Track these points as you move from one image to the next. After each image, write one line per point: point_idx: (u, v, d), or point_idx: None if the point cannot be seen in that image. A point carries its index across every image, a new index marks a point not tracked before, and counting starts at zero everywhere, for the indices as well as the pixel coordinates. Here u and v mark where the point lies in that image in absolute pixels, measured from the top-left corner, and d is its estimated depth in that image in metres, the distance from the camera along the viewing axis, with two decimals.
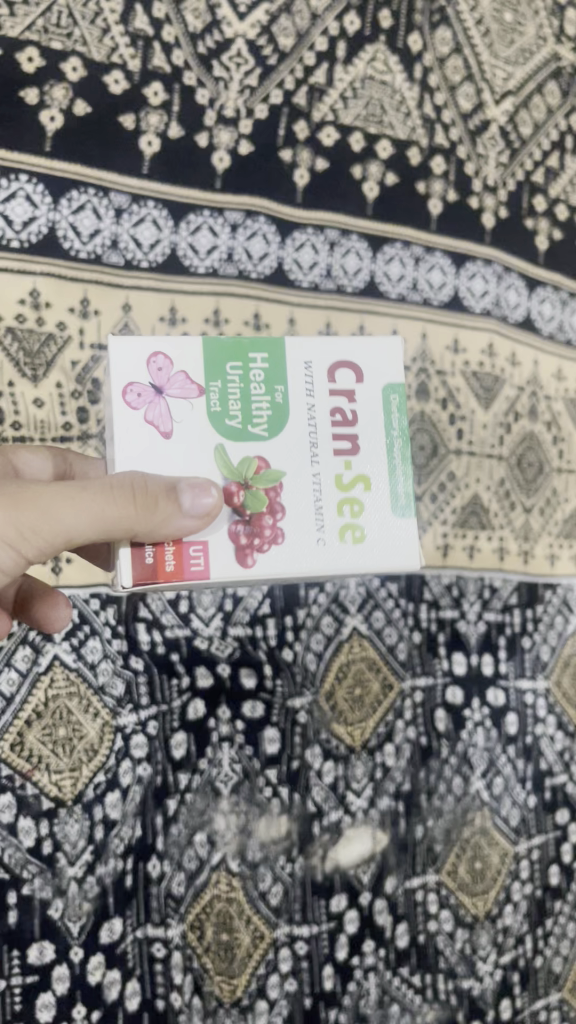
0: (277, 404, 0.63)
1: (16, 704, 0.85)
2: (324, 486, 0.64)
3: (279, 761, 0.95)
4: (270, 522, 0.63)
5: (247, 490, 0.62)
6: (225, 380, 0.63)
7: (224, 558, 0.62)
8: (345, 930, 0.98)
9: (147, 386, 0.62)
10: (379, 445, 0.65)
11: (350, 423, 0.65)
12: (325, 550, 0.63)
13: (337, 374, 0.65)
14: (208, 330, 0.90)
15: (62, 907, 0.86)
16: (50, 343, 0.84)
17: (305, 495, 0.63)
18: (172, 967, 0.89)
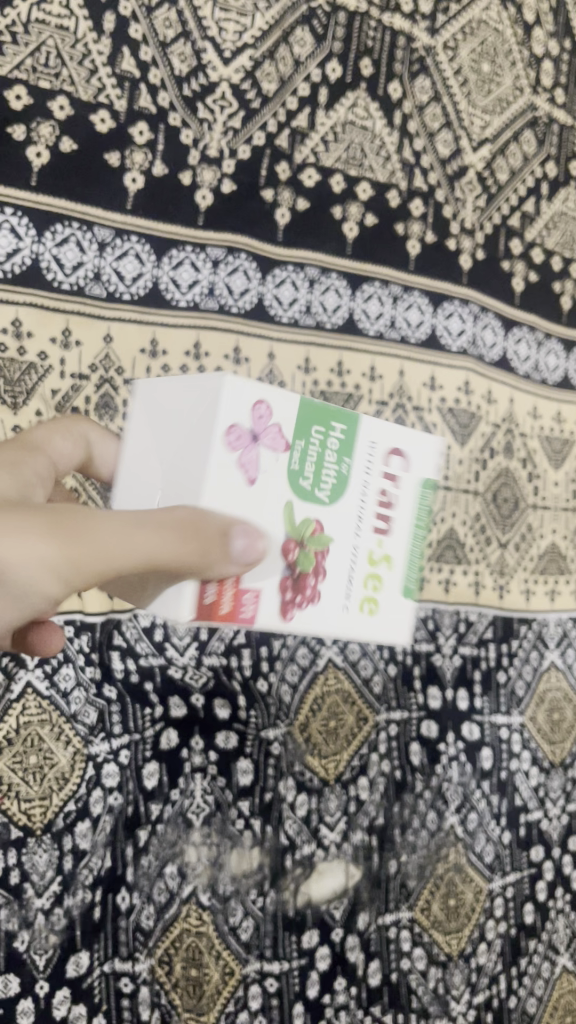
0: (339, 477, 0.58)
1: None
2: (355, 559, 0.59)
3: (252, 792, 0.95)
4: (313, 582, 0.58)
5: (301, 550, 0.57)
6: (308, 441, 0.57)
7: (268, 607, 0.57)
8: (317, 967, 0.96)
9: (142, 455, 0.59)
10: (400, 548, 0.61)
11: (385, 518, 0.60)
12: (347, 617, 0.59)
13: (389, 473, 0.60)
14: (188, 365, 0.92)
15: (29, 939, 0.84)
16: (30, 372, 0.85)
17: (341, 572, 0.59)
18: (139, 1002, 0.88)
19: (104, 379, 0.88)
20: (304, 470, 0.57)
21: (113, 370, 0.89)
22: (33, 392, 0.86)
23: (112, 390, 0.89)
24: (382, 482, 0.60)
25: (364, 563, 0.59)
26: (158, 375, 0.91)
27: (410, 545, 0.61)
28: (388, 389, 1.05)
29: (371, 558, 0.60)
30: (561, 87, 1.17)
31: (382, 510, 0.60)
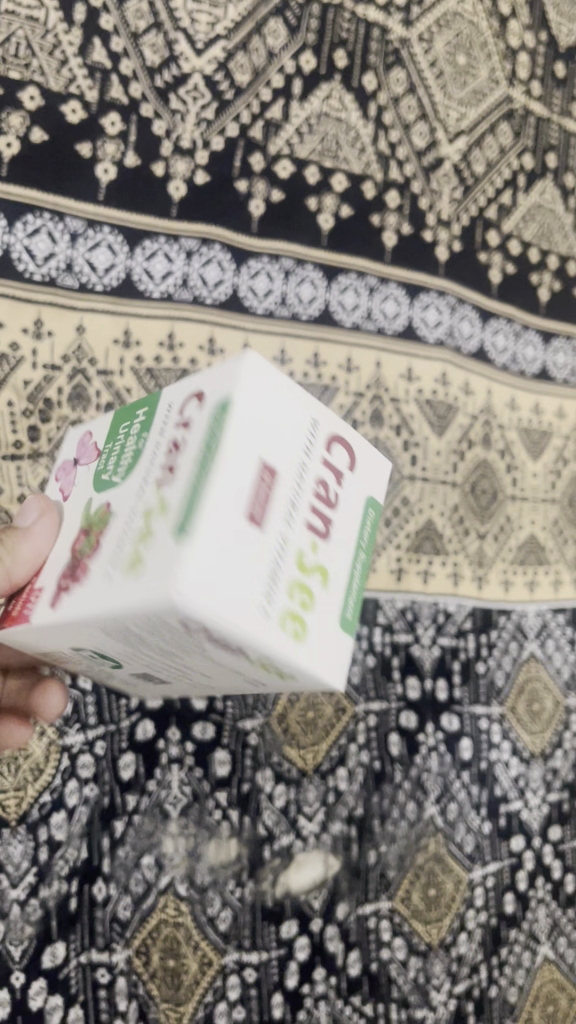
0: (134, 455, 0.55)
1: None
2: (130, 519, 0.51)
3: (229, 783, 0.95)
4: (81, 567, 0.54)
5: (86, 536, 0.55)
6: (116, 442, 0.58)
7: (43, 609, 0.55)
8: (296, 957, 0.97)
9: (70, 465, 0.64)
10: (185, 474, 0.48)
11: (176, 449, 0.50)
12: (105, 582, 0.50)
13: (185, 405, 0.53)
14: (163, 355, 0.92)
15: (4, 930, 0.84)
16: (3, 363, 0.85)
17: (115, 536, 0.51)
18: (117, 993, 0.88)
19: (78, 369, 0.88)
20: (108, 469, 0.57)
21: (86, 361, 0.89)
22: (6, 383, 0.86)
23: (86, 381, 0.89)
24: (173, 433, 0.52)
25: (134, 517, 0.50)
26: (132, 366, 0.91)
27: (196, 473, 0.47)
28: (365, 380, 1.05)
29: (142, 517, 0.50)
30: (537, 80, 1.18)
31: (167, 452, 0.51)
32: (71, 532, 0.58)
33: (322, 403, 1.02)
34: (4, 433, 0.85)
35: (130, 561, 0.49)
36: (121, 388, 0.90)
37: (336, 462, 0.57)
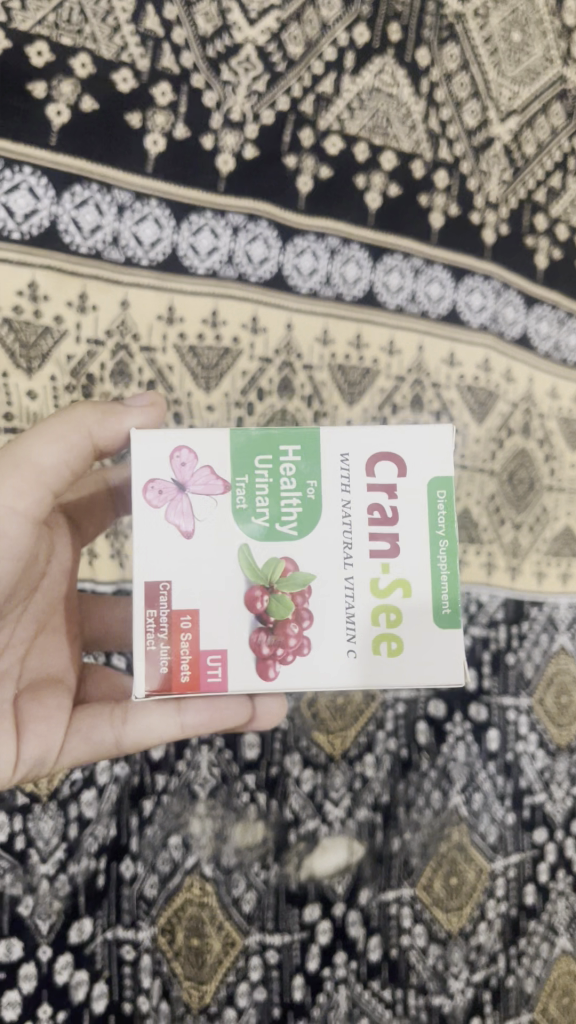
0: (308, 500, 0.61)
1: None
2: (358, 592, 0.61)
3: (257, 766, 0.95)
4: (296, 630, 0.60)
5: (272, 595, 0.60)
6: (253, 476, 0.61)
7: (243, 669, 0.61)
8: (317, 940, 0.97)
9: (168, 483, 0.60)
10: (419, 546, 0.61)
11: (390, 522, 0.61)
12: (356, 661, 0.61)
13: (377, 467, 0.61)
14: (206, 332, 0.90)
15: (33, 904, 0.86)
16: (47, 335, 0.85)
17: (336, 601, 0.61)
18: (141, 970, 0.89)
19: (121, 345, 0.87)
20: (256, 508, 0.60)
21: (129, 337, 0.87)
22: (49, 358, 0.85)
23: (128, 357, 0.87)
24: (371, 501, 0.61)
25: (370, 591, 0.61)
26: (174, 342, 0.89)
27: (432, 546, 0.61)
28: (406, 364, 1.03)
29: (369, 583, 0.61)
30: None
31: (378, 522, 0.61)
32: (229, 587, 0.60)
33: (362, 386, 1.00)
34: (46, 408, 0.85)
35: (368, 610, 0.61)
36: (163, 365, 0.89)
37: (383, 480, 0.61)
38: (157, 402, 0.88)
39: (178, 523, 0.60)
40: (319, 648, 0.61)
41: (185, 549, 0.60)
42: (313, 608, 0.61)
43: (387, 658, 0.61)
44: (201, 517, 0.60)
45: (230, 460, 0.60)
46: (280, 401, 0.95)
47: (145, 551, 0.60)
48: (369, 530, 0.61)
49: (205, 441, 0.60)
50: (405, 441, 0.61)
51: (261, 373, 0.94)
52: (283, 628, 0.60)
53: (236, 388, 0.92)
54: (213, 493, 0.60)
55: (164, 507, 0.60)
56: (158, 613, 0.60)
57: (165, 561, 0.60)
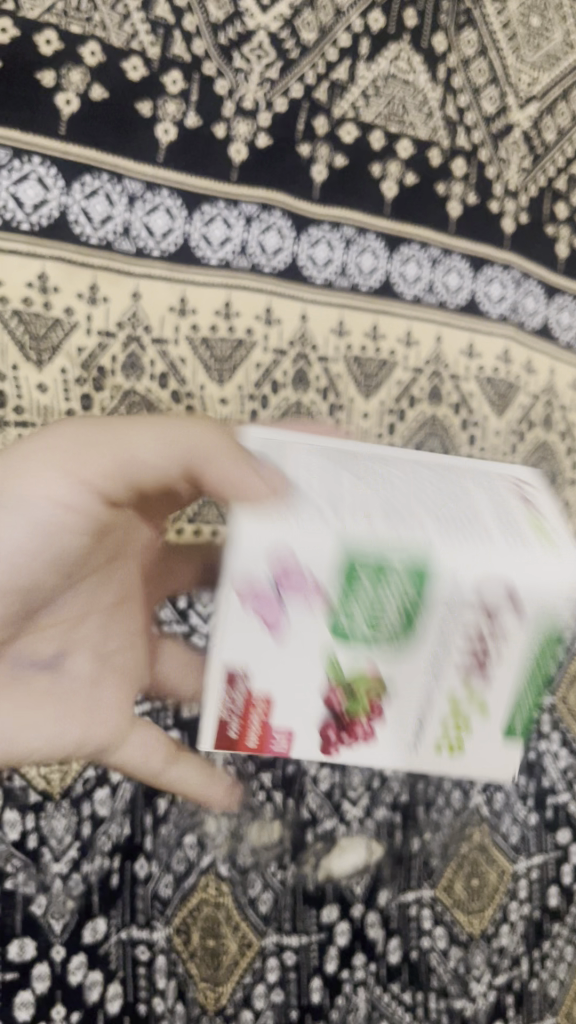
0: (410, 626, 0.54)
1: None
2: (437, 702, 0.57)
3: (274, 764, 0.94)
4: (365, 725, 0.59)
5: (349, 698, 0.57)
6: (353, 592, 0.53)
7: (308, 747, 0.60)
8: (336, 942, 0.95)
9: (264, 584, 0.54)
10: (506, 679, 0.57)
11: (488, 657, 0.56)
12: (415, 756, 0.60)
13: (494, 592, 0.53)
14: (218, 324, 0.89)
15: (46, 904, 0.85)
16: (57, 326, 0.84)
17: (411, 703, 0.57)
18: (156, 971, 0.87)
19: (132, 337, 0.86)
20: (349, 619, 0.55)
21: (141, 329, 0.86)
22: (60, 350, 0.84)
23: (140, 351, 0.87)
24: (476, 632, 0.55)
25: (448, 702, 0.57)
26: (187, 334, 0.88)
27: (522, 673, 0.57)
28: (424, 356, 1.02)
29: (447, 703, 0.57)
30: None
31: (472, 659, 0.56)
32: (313, 680, 0.57)
33: (379, 379, 0.99)
34: (57, 401, 0.85)
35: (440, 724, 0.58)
36: (175, 358, 0.88)
37: (494, 620, 0.54)
38: (169, 396, 0.88)
39: (264, 616, 0.55)
40: (382, 740, 0.60)
41: (271, 641, 0.56)
42: (386, 702, 0.57)
43: (449, 755, 0.60)
44: (293, 617, 0.55)
45: (328, 571, 0.53)
46: (294, 395, 0.94)
47: (229, 635, 0.55)
48: (466, 656, 0.56)
49: (307, 533, 0.52)
50: (518, 564, 0.53)
51: (275, 366, 0.93)
52: (350, 726, 0.59)
53: (250, 381, 0.91)
54: (309, 598, 0.54)
55: (251, 600, 0.54)
56: (237, 692, 0.57)
57: (244, 646, 0.56)
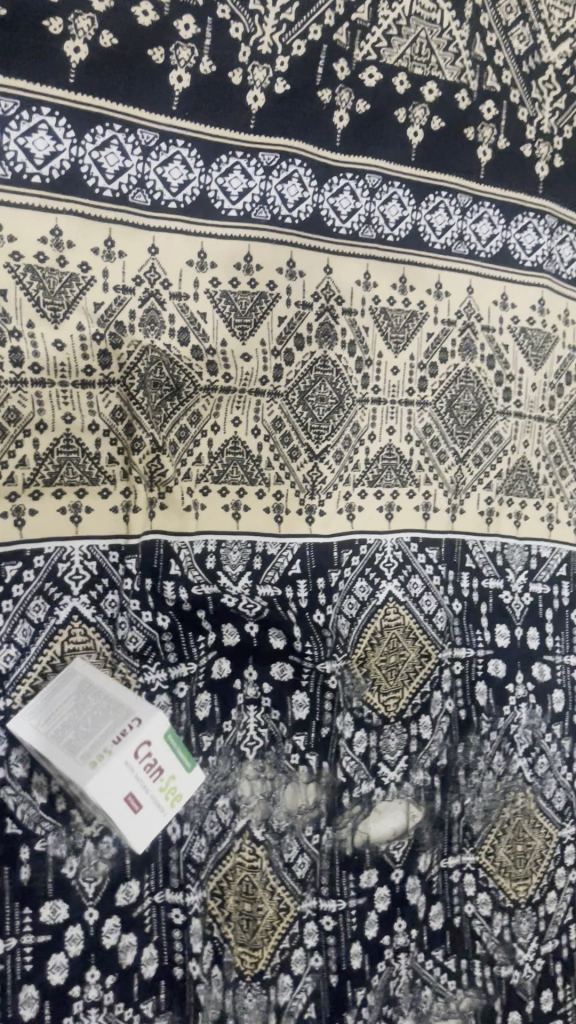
0: None
1: (24, 662, 0.77)
2: None
3: (308, 727, 0.92)
4: None
5: None
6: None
7: None
8: (375, 907, 0.94)
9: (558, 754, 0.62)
10: None
11: None
12: None
13: None
14: (239, 277, 0.86)
15: (77, 866, 0.80)
16: (72, 282, 0.77)
17: None
18: (191, 933, 0.84)
19: (150, 291, 0.81)
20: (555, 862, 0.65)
21: (159, 283, 0.82)
22: (75, 305, 0.78)
23: (158, 305, 0.82)
24: None
25: None
26: (206, 288, 0.84)
27: None
28: (455, 307, 0.99)
29: None
30: None
31: None
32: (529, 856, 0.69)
33: (408, 331, 0.96)
34: (74, 355, 0.78)
35: None
36: (195, 312, 0.84)
37: None
38: (190, 350, 0.84)
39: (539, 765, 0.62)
40: None
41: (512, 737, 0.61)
42: None
43: None
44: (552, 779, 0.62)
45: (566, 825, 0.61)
46: (319, 348, 0.91)
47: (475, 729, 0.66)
48: None
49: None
50: None
51: (299, 319, 0.90)
52: None
53: (273, 334, 0.88)
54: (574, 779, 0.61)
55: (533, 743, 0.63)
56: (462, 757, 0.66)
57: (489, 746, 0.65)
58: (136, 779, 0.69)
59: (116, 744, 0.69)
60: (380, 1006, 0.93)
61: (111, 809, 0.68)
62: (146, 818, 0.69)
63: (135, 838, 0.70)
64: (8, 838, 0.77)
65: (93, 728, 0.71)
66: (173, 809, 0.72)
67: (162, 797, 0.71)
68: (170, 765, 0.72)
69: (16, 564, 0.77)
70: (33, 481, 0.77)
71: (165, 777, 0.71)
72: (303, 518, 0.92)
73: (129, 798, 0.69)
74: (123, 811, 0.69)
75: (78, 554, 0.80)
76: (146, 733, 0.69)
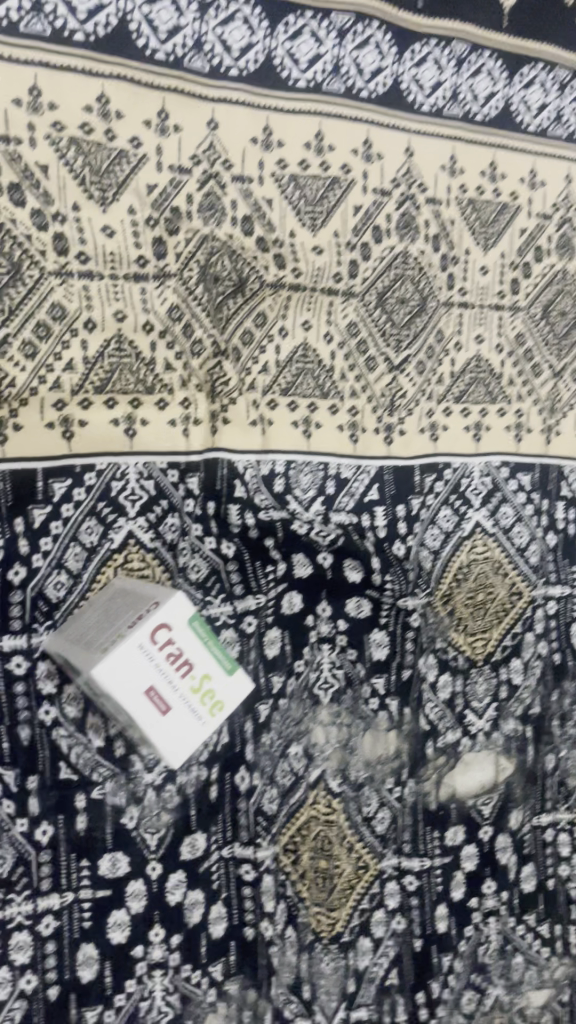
0: None
1: (76, 591, 0.69)
2: None
3: (388, 668, 0.82)
4: None
5: None
6: None
7: None
8: (462, 867, 0.85)
9: None
10: None
11: None
12: None
13: None
14: (309, 159, 0.75)
15: (138, 817, 0.72)
16: (122, 160, 0.68)
17: None
18: (262, 892, 0.76)
19: (209, 173, 0.72)
20: None
21: (219, 164, 0.72)
22: (125, 186, 0.68)
23: (219, 189, 0.72)
24: None
25: None
26: (273, 171, 0.74)
27: None
28: (553, 199, 0.87)
29: None
30: None
31: None
32: None
33: (498, 224, 0.85)
34: (125, 243, 0.69)
35: None
36: (260, 198, 0.74)
37: None
38: (255, 241, 0.74)
39: None
40: None
41: None
42: None
43: None
44: None
45: None
46: (399, 242, 0.80)
47: None
48: None
49: None
50: None
51: (377, 209, 0.79)
52: None
53: (348, 226, 0.78)
54: None
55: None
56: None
57: None
58: (158, 671, 0.60)
59: (129, 628, 0.60)
60: (469, 974, 0.84)
61: (129, 703, 0.59)
62: (174, 721, 0.60)
63: (165, 746, 0.60)
64: (62, 785, 0.70)
65: (110, 623, 0.63)
66: (213, 717, 0.61)
67: (195, 700, 0.61)
68: (200, 657, 0.61)
69: (66, 482, 0.69)
70: (82, 388, 0.69)
71: (197, 673, 0.61)
72: (381, 438, 0.81)
73: (150, 693, 0.59)
74: (147, 710, 0.60)
75: (135, 472, 0.71)
76: (162, 614, 0.60)
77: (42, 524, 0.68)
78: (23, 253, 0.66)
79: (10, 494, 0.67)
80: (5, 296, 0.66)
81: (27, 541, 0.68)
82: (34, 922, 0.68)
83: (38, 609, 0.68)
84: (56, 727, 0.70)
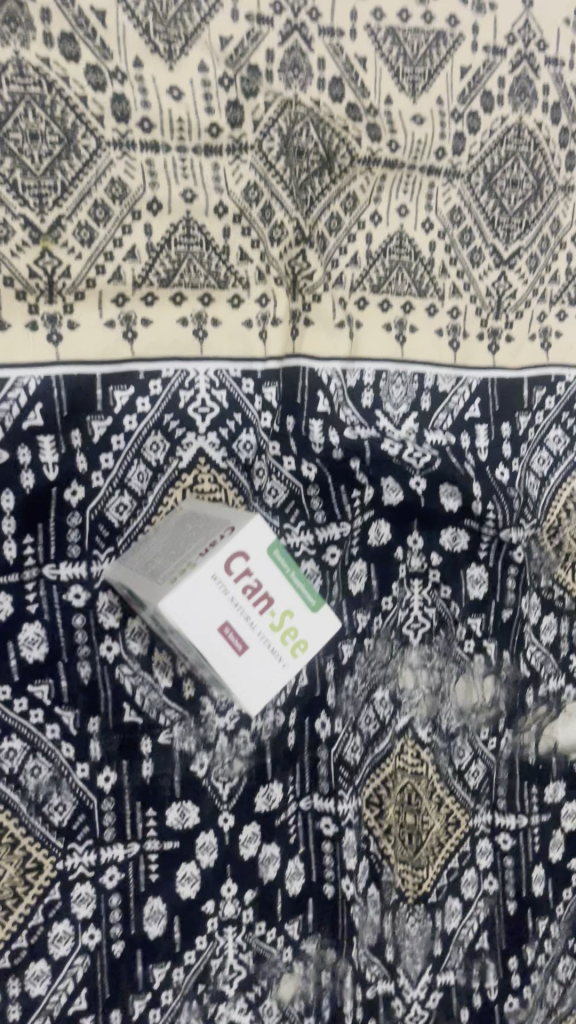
0: None
1: (140, 516, 0.62)
2: None
3: (486, 608, 0.73)
4: None
5: None
6: None
7: None
8: (562, 826, 0.76)
9: None
10: None
11: None
12: None
13: None
14: (410, 9, 0.64)
15: (209, 765, 0.66)
16: (192, 8, 0.58)
17: None
18: (344, 849, 0.69)
19: (293, 25, 0.61)
20: None
21: (305, 13, 0.61)
22: (196, 38, 0.58)
23: (304, 44, 0.61)
24: None
25: None
26: (367, 23, 0.63)
27: None
28: None
29: None
30: None
31: None
32: None
33: None
34: (194, 109, 0.59)
35: None
36: (352, 55, 0.62)
37: None
38: (344, 108, 0.63)
39: None
40: None
41: None
42: None
43: None
44: None
45: None
46: (513, 112, 0.68)
47: None
48: None
49: None
50: None
51: (488, 70, 0.67)
52: None
53: (454, 91, 0.66)
54: None
55: None
56: None
57: None
58: (234, 607, 0.52)
59: (201, 557, 0.52)
60: (566, 940, 0.76)
61: (200, 642, 0.51)
62: (252, 662, 0.52)
63: (242, 691, 0.53)
64: (126, 728, 0.63)
65: (179, 552, 0.55)
66: (296, 658, 0.54)
67: (276, 640, 0.53)
68: (282, 590, 0.53)
69: (128, 391, 0.60)
70: (145, 278, 0.60)
71: (277, 608, 0.53)
72: (485, 345, 0.71)
73: (225, 630, 0.51)
74: (222, 651, 0.52)
75: (207, 382, 0.62)
76: (239, 542, 0.52)
77: (101, 438, 0.60)
78: (77, 119, 0.56)
79: (65, 403, 0.58)
80: (57, 169, 0.56)
81: (85, 458, 0.60)
82: (97, 875, 0.62)
83: (97, 536, 0.61)
84: (119, 664, 0.63)
